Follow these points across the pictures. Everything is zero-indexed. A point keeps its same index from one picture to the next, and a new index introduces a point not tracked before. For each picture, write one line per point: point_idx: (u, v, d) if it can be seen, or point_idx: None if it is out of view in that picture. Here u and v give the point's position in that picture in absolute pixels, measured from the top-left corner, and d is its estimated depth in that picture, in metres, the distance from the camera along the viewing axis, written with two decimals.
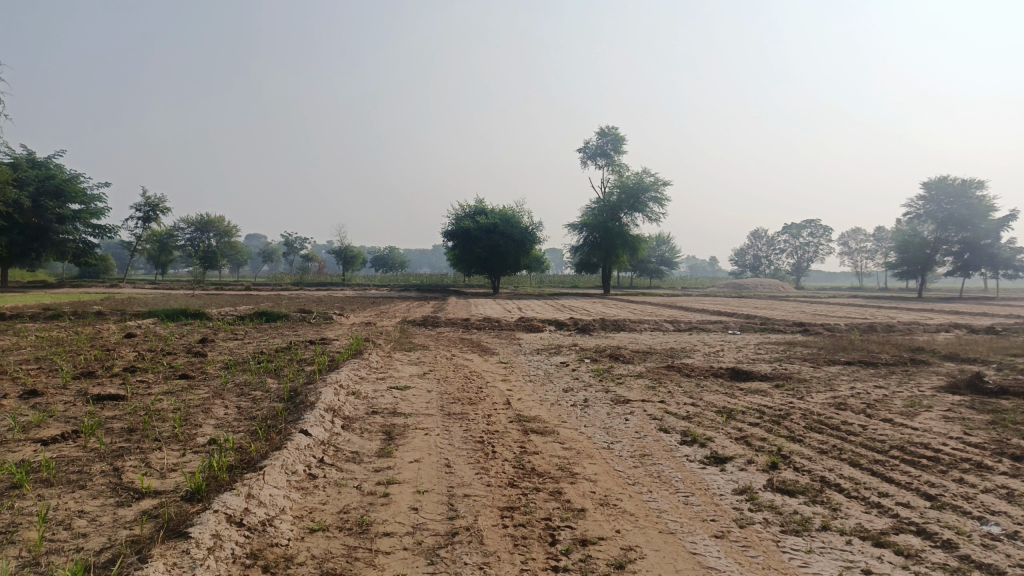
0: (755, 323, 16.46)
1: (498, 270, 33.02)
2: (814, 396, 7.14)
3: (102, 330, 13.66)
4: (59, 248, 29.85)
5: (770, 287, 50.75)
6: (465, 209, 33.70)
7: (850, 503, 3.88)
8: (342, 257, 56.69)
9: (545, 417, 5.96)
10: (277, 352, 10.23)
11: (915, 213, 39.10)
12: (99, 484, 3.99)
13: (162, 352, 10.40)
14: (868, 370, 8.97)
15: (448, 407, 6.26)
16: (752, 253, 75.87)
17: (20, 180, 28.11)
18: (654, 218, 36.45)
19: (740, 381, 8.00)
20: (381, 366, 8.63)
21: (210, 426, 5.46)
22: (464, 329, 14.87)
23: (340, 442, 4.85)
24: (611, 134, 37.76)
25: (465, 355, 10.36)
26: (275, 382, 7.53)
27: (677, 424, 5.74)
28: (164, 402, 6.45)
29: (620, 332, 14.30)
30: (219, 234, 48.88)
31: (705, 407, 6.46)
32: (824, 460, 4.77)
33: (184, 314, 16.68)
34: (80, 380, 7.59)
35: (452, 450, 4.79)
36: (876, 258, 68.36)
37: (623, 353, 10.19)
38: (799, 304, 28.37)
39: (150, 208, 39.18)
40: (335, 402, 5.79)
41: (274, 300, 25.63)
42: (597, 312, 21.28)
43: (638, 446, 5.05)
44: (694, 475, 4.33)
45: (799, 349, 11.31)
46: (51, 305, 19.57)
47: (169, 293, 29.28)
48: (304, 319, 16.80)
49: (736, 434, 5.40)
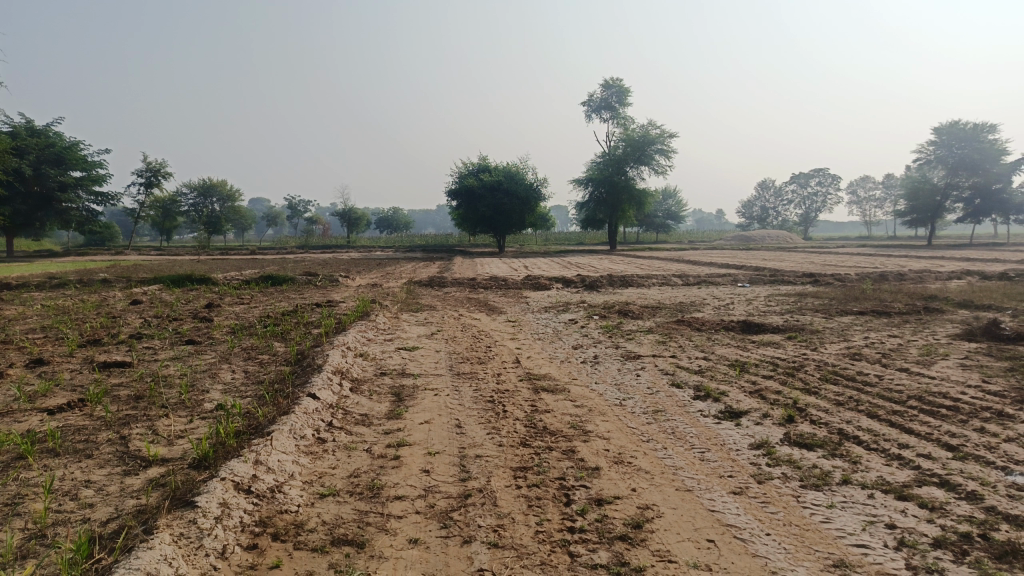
0: (765, 276, 16.28)
1: (503, 228, 32.80)
2: (828, 347, 7.04)
3: (108, 297, 13.62)
4: (63, 217, 29.75)
5: (779, 238, 50.31)
6: (469, 166, 33.33)
7: (871, 456, 3.79)
8: (346, 219, 56.45)
9: (556, 374, 5.89)
10: (284, 315, 10.17)
11: (925, 159, 38.49)
12: (106, 453, 3.95)
13: (168, 318, 10.36)
14: (882, 319, 8.84)
15: (457, 366, 6.18)
16: (760, 205, 75.19)
17: (20, 148, 27.87)
18: (660, 171, 36.00)
19: (751, 334, 7.90)
20: (388, 328, 8.55)
21: (217, 391, 5.40)
22: (471, 288, 14.79)
23: (348, 405, 4.78)
24: (615, 86, 37.04)
25: (473, 314, 10.27)
26: (282, 346, 7.46)
27: (690, 378, 5.66)
28: (171, 368, 6.41)
29: (628, 287, 14.18)
30: (223, 199, 48.62)
31: (717, 361, 6.37)
32: (841, 412, 4.68)
33: (190, 280, 16.63)
34: (87, 348, 7.56)
35: (463, 410, 4.72)
36: (885, 206, 67.66)
37: (633, 309, 10.08)
38: (808, 255, 28.13)
39: (152, 173, 38.91)
40: (343, 364, 5.73)
41: (280, 263, 25.58)
42: (605, 268, 21.11)
43: (651, 402, 4.97)
44: (709, 431, 4.24)
45: (811, 299, 11.18)
46: (57, 274, 19.55)
47: (174, 260, 29.25)
48: (310, 282, 16.72)
49: (750, 388, 5.31)
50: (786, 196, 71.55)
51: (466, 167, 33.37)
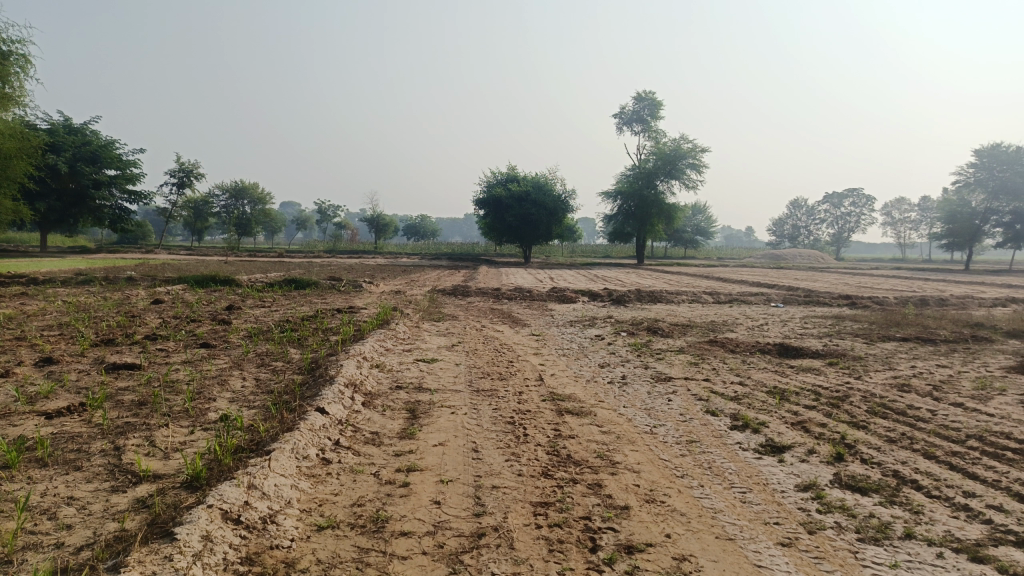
0: (799, 296, 15.79)
1: (530, 240, 32.42)
2: (873, 376, 6.58)
3: (130, 295, 13.57)
4: (96, 214, 30.01)
5: (811, 257, 49.36)
6: (498, 177, 33.24)
7: (935, 505, 3.37)
8: (374, 224, 56.63)
9: (581, 395, 5.52)
10: (303, 320, 9.95)
11: (964, 182, 37.62)
12: (97, 466, 3.67)
13: (186, 319, 10.18)
14: (928, 348, 8.33)
15: (477, 382, 5.85)
16: (791, 223, 74.13)
17: (56, 145, 28.19)
18: (690, 186, 35.53)
19: (789, 358, 7.48)
20: (408, 338, 8.25)
21: (224, 400, 5.12)
22: (495, 299, 14.52)
23: (359, 422, 4.46)
24: (648, 99, 36.68)
25: (496, 326, 9.95)
26: (296, 353, 7.19)
27: (726, 406, 5.26)
28: (181, 373, 6.16)
29: (657, 304, 13.76)
30: (253, 201, 48.91)
31: (755, 387, 5.95)
32: (894, 451, 4.27)
33: (213, 281, 16.53)
34: (99, 348, 7.37)
35: (480, 432, 4.39)
36: (921, 229, 66.29)
37: (662, 327, 9.67)
38: (842, 276, 27.42)
39: (185, 173, 39.27)
40: (357, 376, 5.42)
41: (305, 267, 25.50)
42: (632, 282, 20.71)
43: (684, 431, 4.59)
44: (750, 467, 3.87)
45: (850, 323, 10.68)
46: (86, 271, 19.61)
47: (202, 259, 29.29)
48: (334, 286, 16.57)
49: (792, 419, 4.90)
50: (818, 215, 70.55)
51: (495, 176, 33.24)
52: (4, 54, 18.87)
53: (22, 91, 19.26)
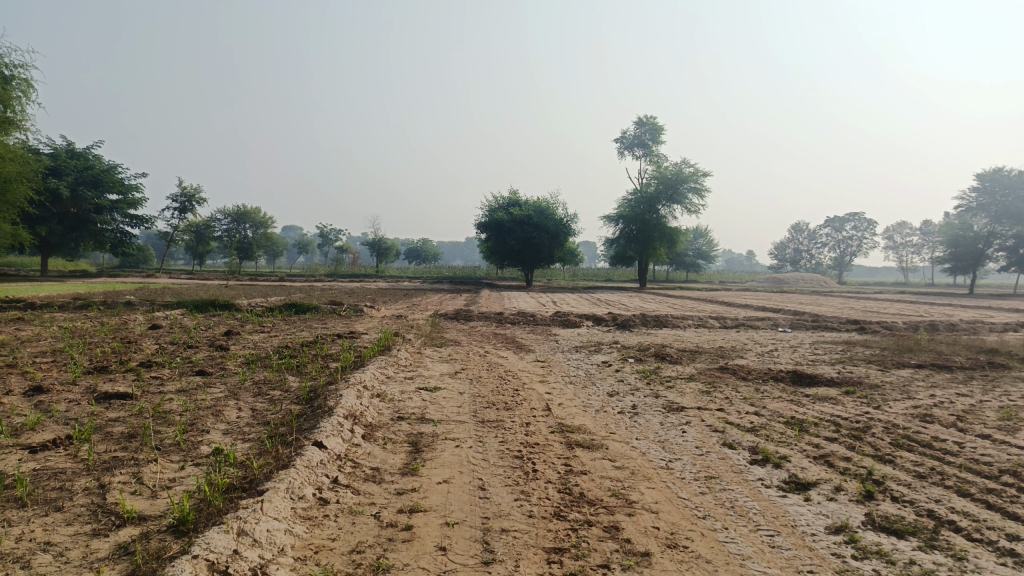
0: (806, 321, 15.58)
1: (532, 263, 32.30)
2: (893, 406, 6.33)
3: (128, 321, 13.36)
4: (97, 238, 29.89)
5: (814, 282, 49.24)
6: (499, 200, 33.15)
7: (978, 551, 3.12)
8: (376, 248, 56.59)
9: (591, 427, 5.28)
10: (303, 346, 9.73)
11: (966, 206, 37.67)
12: (79, 506, 3.44)
13: (183, 345, 9.96)
14: (944, 375, 8.08)
15: (482, 413, 5.62)
16: (793, 247, 74.11)
17: (58, 169, 28.16)
18: (692, 210, 35.47)
19: (803, 386, 7.24)
20: (409, 364, 8.03)
21: (218, 433, 4.88)
22: (498, 323, 14.31)
23: (359, 457, 4.23)
24: (649, 123, 36.76)
25: (499, 352, 9.71)
26: (295, 381, 6.95)
27: (743, 438, 5.03)
28: (175, 403, 5.93)
29: (663, 328, 13.52)
30: (255, 225, 48.80)
31: (771, 418, 5.71)
32: (927, 488, 4.02)
33: (213, 305, 16.35)
34: (92, 376, 7.14)
35: (487, 467, 4.15)
36: (923, 253, 66.19)
37: (670, 353, 9.43)
38: (846, 300, 27.22)
39: (186, 198, 39.26)
40: (357, 407, 5.18)
41: (305, 291, 25.31)
42: (636, 306, 20.51)
43: (702, 467, 4.35)
44: (775, 507, 3.63)
45: (861, 349, 10.44)
46: (84, 295, 19.43)
47: (203, 284, 29.11)
48: (334, 311, 16.37)
49: (815, 453, 4.66)
50: (820, 239, 70.53)
51: (497, 200, 33.21)
52: (7, 78, 18.85)
53: (24, 115, 19.22)
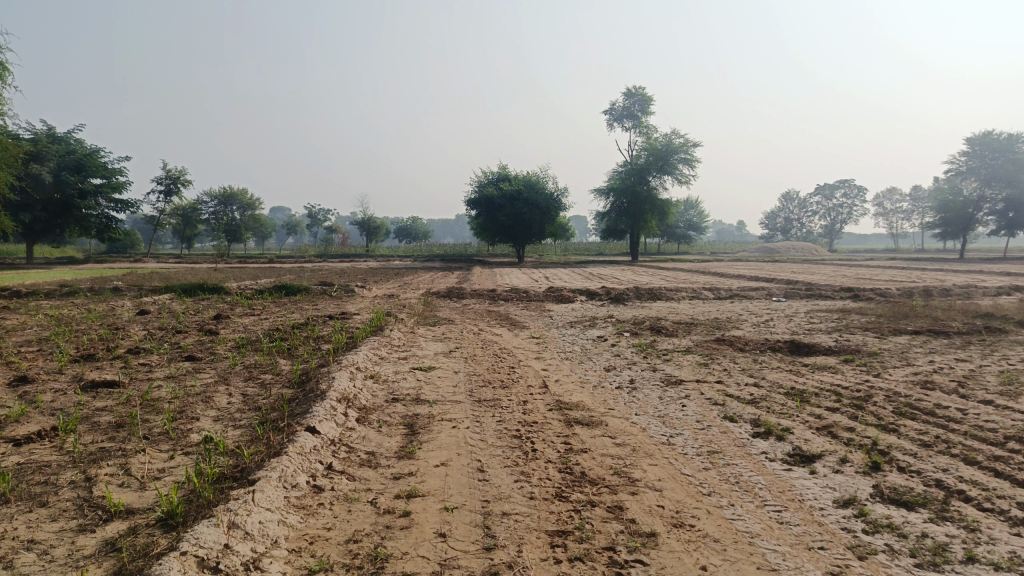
0: (800, 289, 15.52)
1: (523, 239, 32.14)
2: (892, 373, 6.27)
3: (116, 307, 13.17)
4: (82, 224, 29.49)
5: (805, 250, 49.30)
6: (489, 176, 32.90)
7: (992, 521, 3.04)
8: (366, 227, 56.20)
9: (589, 403, 5.19)
10: (294, 328, 9.59)
11: (957, 169, 37.42)
12: (65, 500, 3.32)
13: (172, 330, 9.80)
14: (942, 341, 8.03)
15: (478, 392, 5.52)
16: (783, 216, 74.12)
17: (39, 154, 27.66)
18: (683, 181, 35.26)
19: (802, 356, 7.16)
20: (403, 344, 7.91)
21: (208, 420, 4.77)
22: (491, 300, 14.19)
23: (354, 441, 4.12)
24: (638, 94, 36.40)
25: (494, 330, 9.60)
26: (286, 365, 6.83)
27: (744, 411, 4.95)
28: (163, 390, 5.80)
29: (657, 301, 13.44)
30: (243, 207, 48.25)
31: (772, 389, 5.64)
32: (934, 457, 3.95)
33: (202, 289, 16.16)
34: (78, 365, 6.99)
35: (484, 448, 4.06)
36: (912, 219, 66.37)
37: (666, 326, 9.34)
38: (838, 268, 27.21)
39: (172, 181, 38.77)
40: (350, 390, 5.07)
41: (295, 272, 25.10)
42: (629, 279, 20.42)
43: (704, 441, 4.27)
44: (781, 481, 3.56)
45: (856, 317, 10.39)
46: (70, 282, 19.17)
47: (192, 268, 28.81)
48: (325, 292, 16.21)
49: (817, 424, 4.59)
50: (810, 208, 70.52)
51: (486, 176, 32.94)
52: None
53: (0, 99, 18.78)
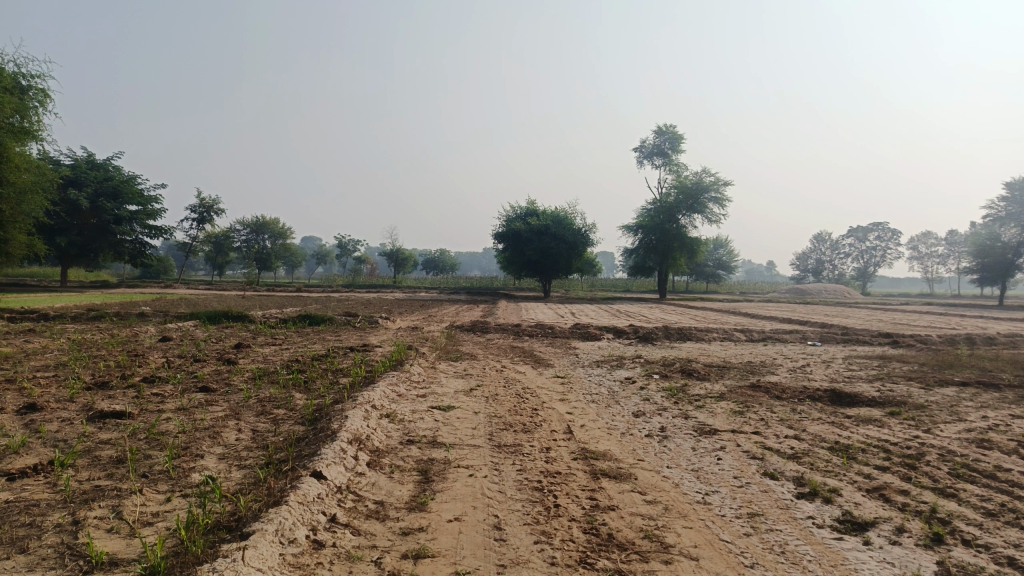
0: (836, 333, 14.98)
1: (550, 274, 31.87)
2: (943, 429, 5.82)
3: (138, 332, 13.11)
4: (116, 248, 29.86)
5: (838, 293, 48.27)
6: (517, 210, 32.84)
7: None
8: (394, 258, 56.46)
9: (617, 453, 4.85)
10: (313, 360, 9.38)
11: (995, 216, 36.89)
12: (46, 546, 3.07)
13: (190, 358, 9.65)
14: (993, 394, 7.53)
15: (498, 436, 5.21)
16: (815, 257, 73.14)
17: (78, 180, 28.23)
18: (713, 220, 34.87)
19: (843, 406, 6.74)
20: (422, 380, 7.63)
21: (212, 458, 4.51)
22: (515, 335, 13.92)
23: (362, 488, 3.83)
24: (669, 132, 36.37)
25: (517, 367, 9.29)
26: (301, 399, 6.57)
27: (785, 467, 4.58)
28: (171, 423, 5.57)
29: (686, 342, 13.04)
30: (274, 236, 48.53)
31: (813, 443, 5.24)
32: (1002, 528, 3.55)
33: (226, 316, 16.10)
34: (89, 393, 6.80)
35: (503, 502, 3.74)
36: (949, 263, 65.00)
37: (697, 368, 8.93)
38: (873, 312, 26.48)
39: (205, 209, 39.40)
40: (362, 431, 4.78)
41: (321, 302, 25.11)
42: (657, 318, 20.03)
43: (743, 501, 3.92)
44: (833, 553, 3.19)
45: (898, 365, 9.89)
46: (99, 306, 19.29)
47: (220, 295, 28.90)
48: (349, 322, 16.04)
49: (868, 486, 4.20)
50: (842, 250, 69.58)
51: (514, 210, 32.91)
52: (24, 88, 18.85)
53: (41, 125, 19.16)
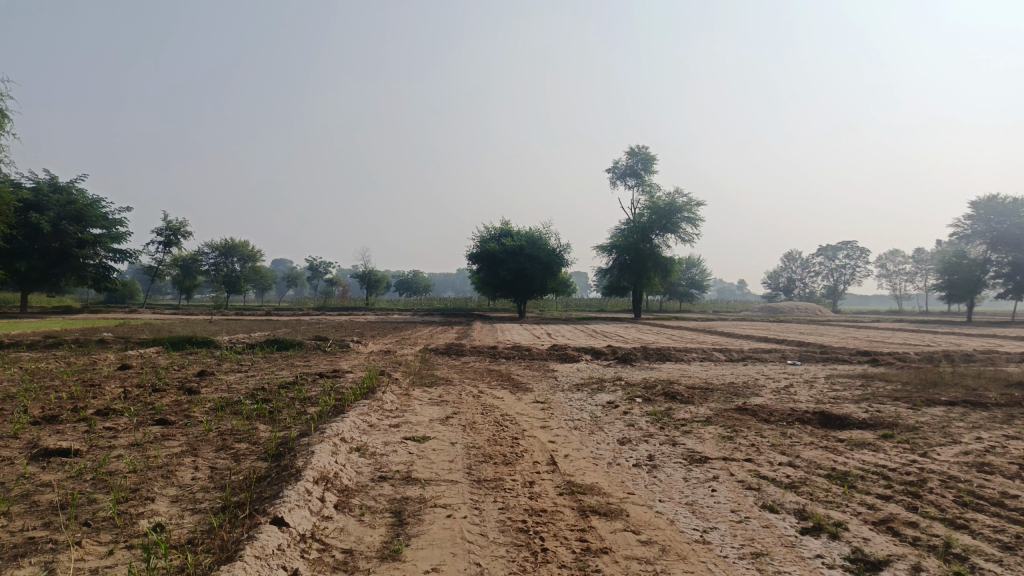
0: (815, 352, 14.84)
1: (524, 295, 31.60)
2: (941, 453, 5.59)
3: (98, 361, 12.52)
4: (79, 273, 28.96)
5: (809, 310, 48.62)
6: (491, 231, 32.63)
7: None
8: (366, 280, 55.81)
9: (605, 486, 4.53)
10: (280, 388, 8.95)
11: (962, 234, 37.31)
12: None
13: (150, 388, 9.14)
14: (983, 414, 7.36)
15: (477, 469, 4.86)
16: (786, 276, 73.94)
17: (39, 204, 27.44)
18: (686, 239, 34.94)
19: (834, 430, 6.50)
20: (395, 408, 7.26)
21: (164, 501, 4.11)
22: (492, 358, 13.58)
23: (328, 536, 3.45)
24: (642, 153, 36.54)
25: (495, 392, 8.94)
26: (266, 432, 6.15)
27: (784, 499, 4.30)
28: (120, 461, 5.12)
29: (666, 362, 12.81)
30: (244, 259, 47.14)
31: (810, 471, 4.98)
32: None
33: (191, 342, 15.53)
34: (35, 429, 6.31)
35: (485, 547, 3.40)
36: (916, 280, 66.08)
37: (680, 391, 8.67)
38: (847, 329, 26.55)
39: (171, 232, 38.59)
40: (330, 468, 4.42)
41: (291, 326, 24.49)
42: (633, 338, 19.86)
43: (745, 538, 3.62)
44: None
45: (881, 384, 9.74)
46: (57, 333, 18.57)
47: (188, 320, 28.13)
48: (319, 347, 15.56)
49: (873, 518, 3.94)
50: (813, 268, 70.46)
51: (488, 231, 32.68)
52: None
53: None
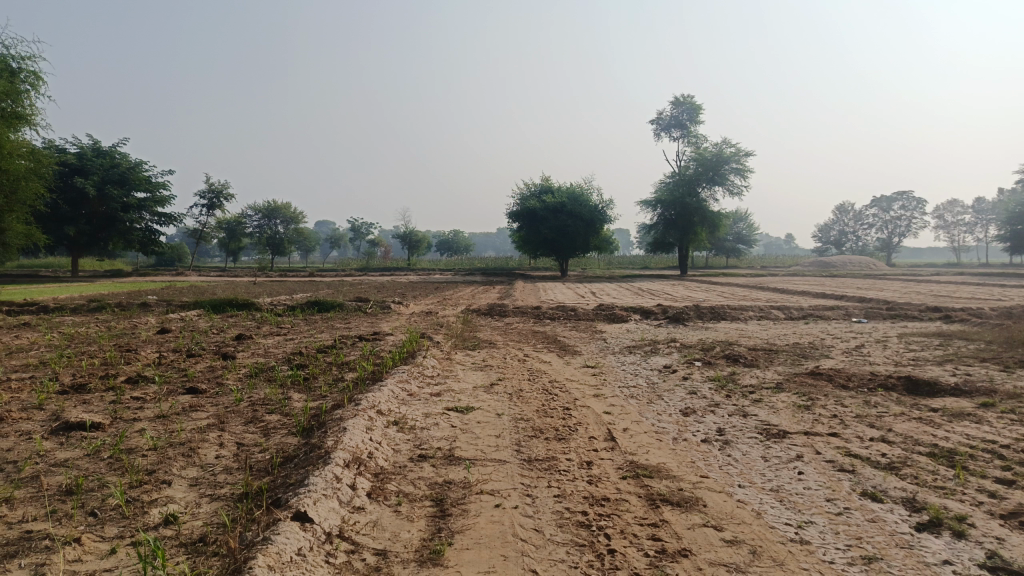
0: (881, 308, 13.92)
1: (565, 252, 30.89)
2: None
3: (138, 325, 12.33)
4: (125, 236, 29.12)
5: (862, 264, 46.96)
6: (531, 188, 31.90)
7: None
8: (407, 241, 55.50)
9: (674, 467, 3.98)
10: (317, 352, 8.55)
11: None
12: None
13: (184, 353, 8.82)
14: None
15: (527, 447, 4.32)
16: (837, 228, 71.58)
17: (84, 168, 27.50)
18: (735, 192, 33.63)
19: (923, 397, 5.81)
20: (436, 374, 6.80)
21: (182, 486, 3.68)
22: (536, 319, 13.05)
23: (359, 533, 2.98)
24: (687, 103, 35.06)
25: (541, 355, 8.41)
26: (299, 403, 5.72)
27: (887, 484, 3.67)
28: (141, 437, 4.71)
29: (720, 322, 12.14)
30: (287, 222, 47.16)
31: (908, 448, 4.34)
32: None
33: (231, 304, 15.31)
34: (60, 399, 5.98)
35: (542, 548, 2.88)
36: (976, 231, 63.22)
37: (742, 353, 8.00)
38: (906, 283, 25.27)
39: (214, 195, 38.70)
40: (363, 448, 3.96)
41: (333, 287, 24.27)
42: (682, 296, 19.07)
43: (851, 537, 3.04)
44: None
45: (963, 344, 8.90)
46: (101, 296, 18.58)
47: (232, 282, 28.07)
48: (359, 308, 15.23)
49: (1001, 510, 3.31)
50: (866, 220, 67.99)
51: (528, 188, 31.95)
52: (15, 71, 18.01)
53: (35, 110, 18.29)
